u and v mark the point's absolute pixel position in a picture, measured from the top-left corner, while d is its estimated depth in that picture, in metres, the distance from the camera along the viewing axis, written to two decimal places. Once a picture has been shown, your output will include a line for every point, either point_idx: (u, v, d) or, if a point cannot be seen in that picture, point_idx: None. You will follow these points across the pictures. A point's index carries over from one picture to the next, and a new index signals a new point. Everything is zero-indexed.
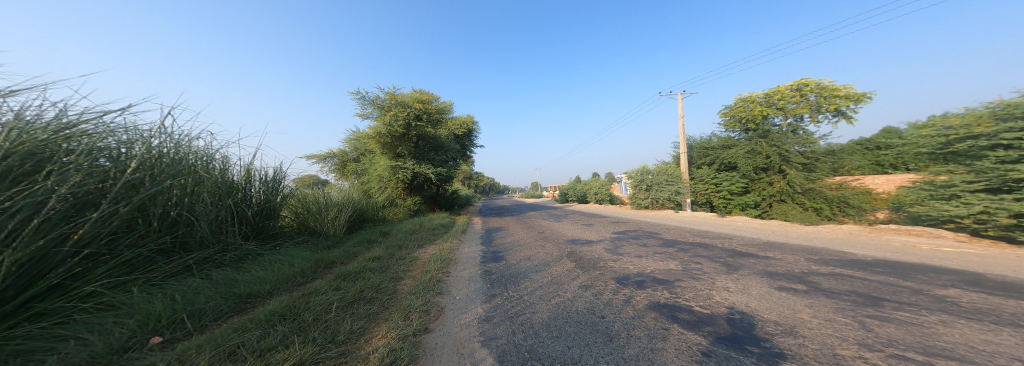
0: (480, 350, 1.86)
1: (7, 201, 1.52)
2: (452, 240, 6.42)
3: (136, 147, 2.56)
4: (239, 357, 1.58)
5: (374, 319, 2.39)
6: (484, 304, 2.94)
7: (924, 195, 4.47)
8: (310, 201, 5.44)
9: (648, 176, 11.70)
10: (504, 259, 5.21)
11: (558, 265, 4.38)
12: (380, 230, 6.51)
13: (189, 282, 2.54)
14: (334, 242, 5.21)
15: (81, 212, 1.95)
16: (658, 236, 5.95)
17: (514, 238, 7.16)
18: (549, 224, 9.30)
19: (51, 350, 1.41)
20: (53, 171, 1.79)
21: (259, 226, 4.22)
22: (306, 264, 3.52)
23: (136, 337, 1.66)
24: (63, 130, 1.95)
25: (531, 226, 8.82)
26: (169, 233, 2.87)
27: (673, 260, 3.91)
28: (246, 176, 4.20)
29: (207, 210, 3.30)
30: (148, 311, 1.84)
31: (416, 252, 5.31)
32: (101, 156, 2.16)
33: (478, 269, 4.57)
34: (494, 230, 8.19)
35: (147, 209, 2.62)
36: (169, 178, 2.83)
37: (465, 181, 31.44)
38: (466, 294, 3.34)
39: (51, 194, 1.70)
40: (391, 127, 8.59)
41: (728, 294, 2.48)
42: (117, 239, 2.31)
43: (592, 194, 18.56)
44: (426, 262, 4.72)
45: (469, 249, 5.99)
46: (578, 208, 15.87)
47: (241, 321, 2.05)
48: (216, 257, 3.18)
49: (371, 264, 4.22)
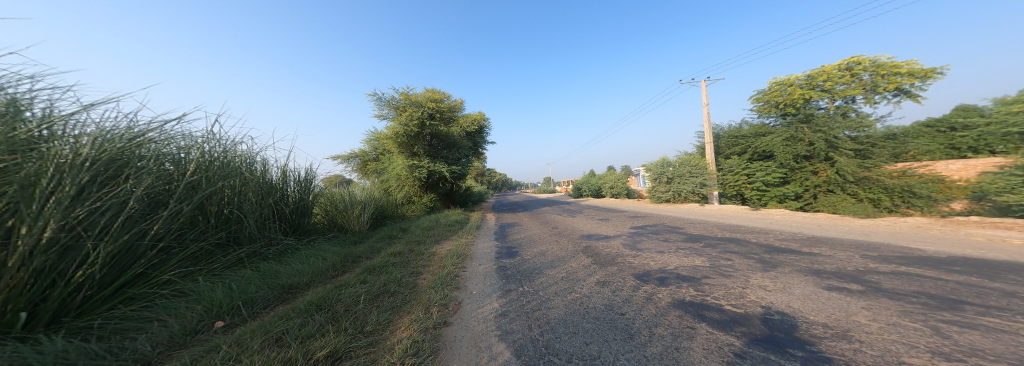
0: (497, 344, 1.92)
1: (97, 201, 1.73)
2: (467, 236, 6.56)
3: (192, 151, 2.84)
4: (284, 342, 1.72)
5: (397, 311, 2.52)
6: (499, 299, 3.01)
7: (1016, 181, 4.06)
8: (337, 200, 5.73)
9: (669, 168, 11.33)
10: (518, 254, 5.28)
11: (573, 260, 4.39)
12: (400, 227, 6.77)
13: (242, 273, 2.80)
14: (359, 238, 5.48)
15: (155, 210, 2.19)
16: (681, 231, 5.76)
17: (528, 234, 7.21)
18: (564, 220, 9.24)
19: (142, 330, 1.62)
20: (130, 175, 1.99)
21: (296, 222, 4.55)
22: (336, 258, 3.75)
23: (203, 320, 1.86)
24: (136, 138, 2.18)
25: (545, 221, 8.83)
26: (223, 228, 3.16)
27: (699, 257, 3.79)
28: (283, 177, 4.52)
29: (253, 208, 3.60)
30: (211, 298, 2.06)
31: (433, 247, 5.47)
32: (165, 161, 2.41)
33: (494, 264, 4.66)
34: (509, 225, 8.29)
35: (205, 207, 2.90)
36: (220, 180, 3.11)
37: (478, 177, 31.68)
38: (481, 289, 3.43)
39: (130, 195, 1.90)
40: (407, 127, 8.82)
41: (765, 293, 2.38)
42: (184, 233, 2.59)
43: (607, 189, 18.21)
44: (443, 257, 4.87)
45: (485, 245, 6.11)
46: (593, 203, 15.57)
47: (286, 310, 2.24)
48: (262, 250, 3.47)
49: (393, 259, 4.42)
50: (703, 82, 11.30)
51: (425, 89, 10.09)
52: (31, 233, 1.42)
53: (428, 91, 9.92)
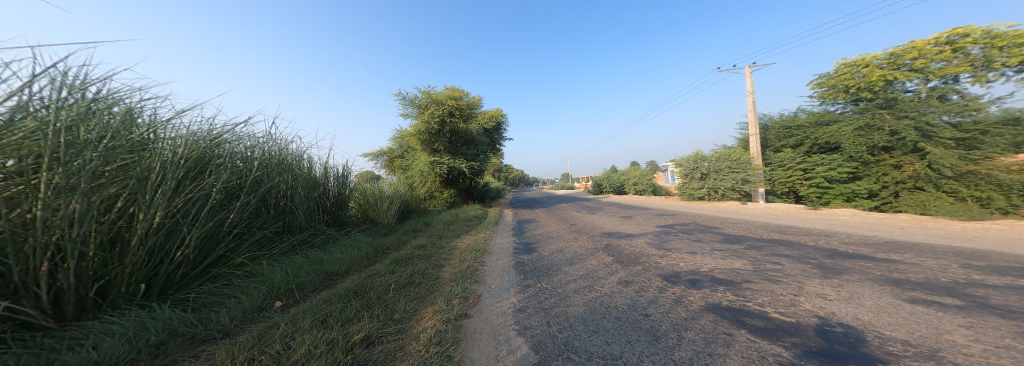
0: (515, 338, 1.98)
1: (190, 194, 2.16)
2: (485, 231, 6.70)
3: (256, 150, 3.27)
4: (329, 324, 1.91)
5: (422, 301, 2.67)
6: (518, 294, 3.07)
7: None
8: (367, 195, 6.10)
9: (705, 164, 10.77)
10: (536, 251, 5.31)
11: (593, 258, 4.35)
12: (423, 221, 7.04)
13: (294, 258, 3.14)
14: (388, 230, 5.82)
15: (229, 202, 2.63)
16: (716, 232, 5.46)
17: (546, 230, 7.20)
18: (584, 217, 9.10)
19: (221, 305, 1.97)
20: (210, 171, 2.42)
21: (336, 214, 5.00)
22: (369, 249, 4.03)
23: (266, 300, 2.15)
24: (216, 140, 2.61)
25: (563, 218, 8.76)
26: (279, 218, 3.61)
27: (739, 259, 3.55)
28: (324, 173, 4.98)
29: (302, 201, 4.04)
30: (272, 281, 2.35)
31: (453, 241, 5.67)
32: (237, 159, 2.86)
33: (511, 259, 4.73)
34: (527, 221, 8.36)
35: (266, 199, 3.36)
36: (279, 175, 3.57)
37: (495, 173, 31.92)
38: (500, 283, 3.51)
39: (211, 188, 2.32)
40: (428, 125, 9.12)
41: (824, 302, 2.10)
42: (251, 223, 3.04)
43: (631, 185, 17.61)
44: (462, 251, 5.03)
45: (502, 240, 6.24)
46: (614, 200, 15.19)
47: (330, 293, 2.50)
48: (310, 239, 3.90)
49: (418, 251, 4.66)
50: (746, 69, 10.41)
51: (445, 87, 10.34)
52: (145, 218, 1.81)
53: (447, 89, 10.16)
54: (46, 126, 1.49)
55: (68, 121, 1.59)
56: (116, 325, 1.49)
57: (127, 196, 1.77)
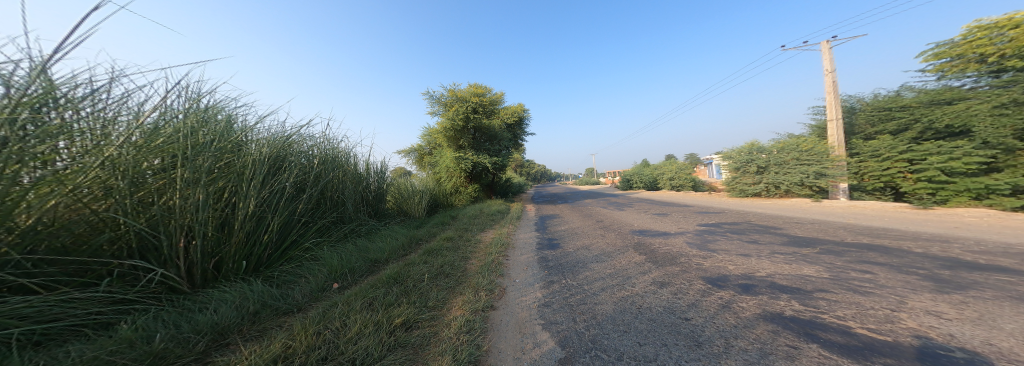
0: (541, 332, 2.05)
1: (275, 186, 2.91)
2: (508, 226, 6.81)
3: (310, 151, 4.11)
4: (375, 306, 2.22)
5: (452, 291, 2.88)
6: (542, 289, 3.14)
7: None
8: (401, 190, 6.57)
9: (765, 156, 9.69)
10: (561, 247, 5.31)
11: (623, 256, 4.22)
12: (450, 214, 7.36)
13: (346, 246, 3.83)
14: (420, 222, 6.23)
15: (295, 200, 3.39)
16: (776, 233, 4.88)
17: (571, 226, 7.14)
18: (612, 213, 8.79)
19: (294, 283, 2.54)
20: (281, 166, 3.18)
21: (376, 207, 5.68)
22: (404, 240, 4.61)
23: (326, 282, 2.65)
24: (284, 142, 3.39)
25: (589, 214, 8.58)
26: (333, 209, 4.42)
27: (808, 265, 3.10)
28: (368, 168, 5.70)
29: (349, 194, 4.81)
30: (332, 267, 2.86)
31: (478, 235, 5.87)
32: (298, 155, 3.64)
33: (535, 254, 4.80)
34: (550, 217, 8.31)
35: (323, 194, 4.16)
36: (330, 172, 4.35)
37: (518, 168, 31.90)
38: (524, 278, 3.61)
39: (283, 185, 3.01)
40: (454, 122, 9.40)
41: (934, 319, 1.68)
42: (313, 216, 3.83)
43: (666, 180, 16.54)
44: (487, 245, 5.21)
45: (526, 235, 6.32)
46: (646, 196, 14.45)
47: (375, 279, 2.89)
48: (356, 228, 4.65)
49: (446, 243, 4.95)
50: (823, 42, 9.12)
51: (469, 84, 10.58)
52: (244, 207, 2.43)
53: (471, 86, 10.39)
54: (176, 132, 2.13)
55: (195, 125, 2.29)
56: (228, 293, 2.04)
57: (230, 188, 2.45)
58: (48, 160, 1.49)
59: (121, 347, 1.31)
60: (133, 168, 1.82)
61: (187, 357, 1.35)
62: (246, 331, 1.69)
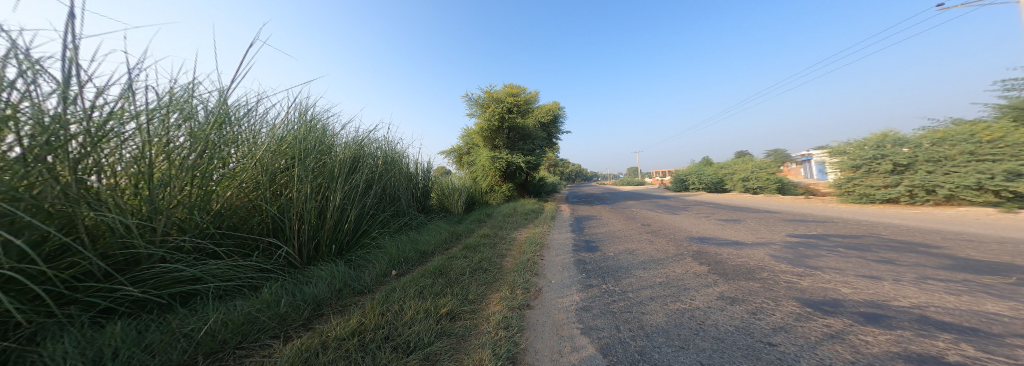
0: (579, 336, 2.07)
1: (353, 183, 3.64)
2: (543, 225, 6.76)
3: (377, 152, 4.88)
4: (425, 294, 2.60)
5: (490, 287, 3.13)
6: (580, 292, 3.14)
7: None
8: (443, 187, 7.08)
9: (908, 150, 6.82)
10: (599, 250, 5.10)
11: (677, 265, 3.83)
12: (486, 212, 7.61)
13: (399, 237, 4.45)
14: (460, 218, 6.64)
15: (366, 196, 4.11)
16: (925, 253, 3.68)
17: (611, 229, 6.74)
18: (663, 217, 7.98)
19: (364, 267, 3.09)
20: (357, 167, 3.96)
21: (424, 202, 6.30)
22: (448, 235, 5.10)
23: (387, 268, 3.18)
24: (357, 145, 4.16)
25: (633, 217, 7.95)
26: (392, 203, 5.09)
27: (990, 297, 2.21)
28: (417, 167, 6.25)
29: (403, 190, 5.49)
30: (391, 256, 3.42)
31: (513, 233, 5.98)
32: (368, 156, 4.40)
33: (572, 256, 4.74)
34: (587, 218, 7.99)
35: (387, 191, 4.91)
36: (391, 170, 5.08)
37: (552, 168, 31.04)
38: (560, 279, 3.64)
39: (357, 183, 3.73)
40: (490, 122, 9.67)
41: None
42: (379, 210, 4.56)
43: (737, 181, 14.25)
44: (522, 243, 5.34)
45: (561, 235, 6.22)
46: (710, 199, 12.70)
47: (423, 270, 3.31)
48: (408, 221, 5.29)
49: (483, 240, 5.23)
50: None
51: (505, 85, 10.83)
52: (332, 201, 3.11)
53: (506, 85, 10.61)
54: (290, 139, 2.89)
55: (305, 135, 3.05)
56: (322, 270, 2.66)
57: (324, 183, 3.15)
58: (220, 160, 2.23)
59: (262, 307, 1.86)
60: (266, 168, 2.55)
61: (299, 321, 1.84)
62: (334, 305, 2.19)
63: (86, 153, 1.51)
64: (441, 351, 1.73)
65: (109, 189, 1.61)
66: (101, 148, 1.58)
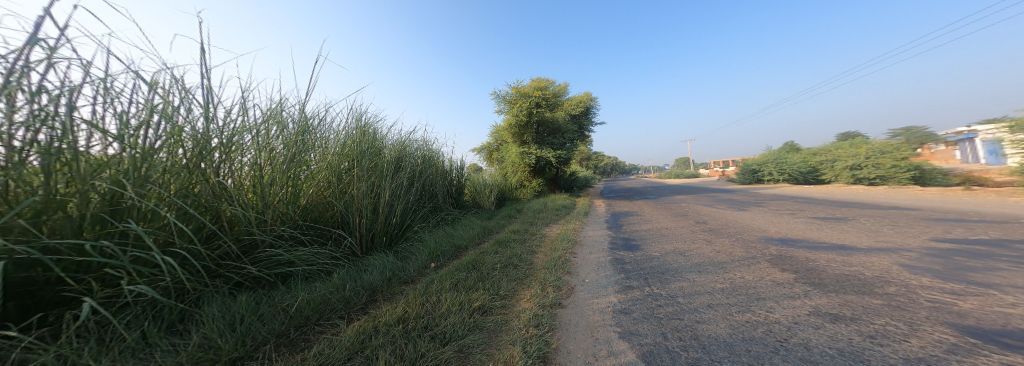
0: (617, 341, 1.93)
1: (399, 182, 4.09)
2: (575, 221, 6.47)
3: (418, 152, 5.32)
4: (461, 286, 2.77)
5: (521, 283, 3.15)
6: (618, 293, 2.94)
7: None
8: (475, 184, 7.34)
9: None
10: (641, 249, 4.65)
11: (744, 270, 3.24)
12: (515, 208, 7.61)
13: (437, 230, 4.80)
14: (492, 214, 6.81)
15: (410, 193, 4.54)
16: None
17: (656, 226, 6.08)
18: (727, 214, 6.86)
19: (409, 258, 3.44)
20: (403, 166, 4.42)
21: (459, 198, 6.63)
22: (480, 230, 5.30)
23: (428, 260, 3.46)
24: (400, 147, 4.61)
25: (684, 214, 7.03)
26: (430, 200, 5.48)
27: None
28: (451, 165, 6.57)
29: (440, 186, 5.87)
30: (432, 249, 3.73)
31: (543, 229, 5.85)
32: (410, 157, 4.83)
33: (608, 255, 4.44)
34: (625, 214, 7.39)
35: (426, 188, 5.32)
36: (429, 169, 5.48)
37: (585, 161, 29.26)
38: (595, 279, 3.45)
39: (402, 182, 4.15)
40: (517, 118, 9.57)
41: None
42: (420, 206, 5.00)
43: (839, 170, 11.39)
44: (553, 240, 5.20)
45: (595, 232, 5.87)
46: (797, 193, 10.43)
47: (457, 263, 3.50)
48: (444, 216, 5.64)
49: (514, 235, 5.26)
50: None
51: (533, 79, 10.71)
52: (384, 198, 3.54)
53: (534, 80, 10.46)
54: (348, 146, 3.39)
55: (360, 141, 3.52)
56: (375, 260, 3.06)
57: (378, 183, 3.59)
58: (303, 165, 2.82)
59: (332, 290, 2.25)
60: (333, 172, 3.12)
61: (358, 305, 2.17)
62: (385, 292, 2.50)
63: (224, 159, 2.20)
64: (474, 345, 1.82)
65: (238, 189, 2.21)
66: (230, 157, 2.23)
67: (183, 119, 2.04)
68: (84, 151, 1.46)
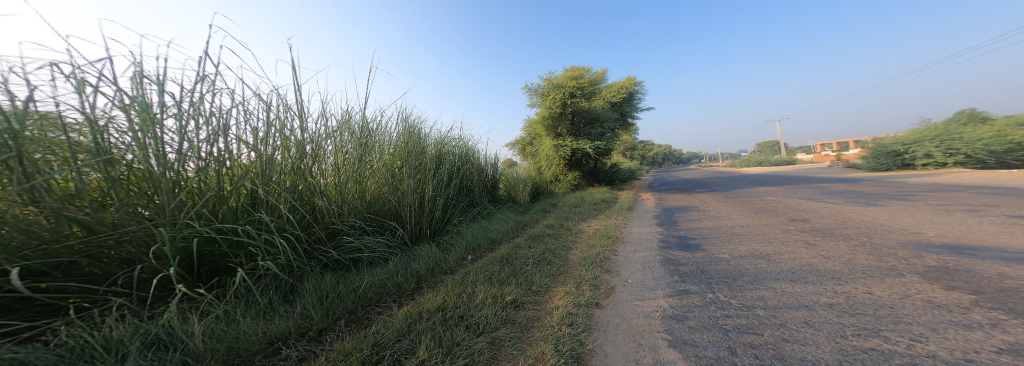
0: (666, 350, 1.54)
1: (442, 176, 4.27)
2: (618, 217, 5.80)
3: (458, 148, 5.51)
4: (499, 280, 2.69)
5: (555, 279, 2.91)
6: (670, 298, 2.44)
7: None
8: (509, 179, 7.32)
9: None
10: (702, 249, 3.83)
11: (870, 283, 2.30)
12: (551, 202, 7.28)
13: (475, 223, 4.87)
14: (526, 208, 6.64)
15: (449, 188, 4.70)
16: None
17: (727, 223, 4.97)
18: (842, 209, 5.15)
19: (449, 249, 3.55)
20: (443, 161, 4.62)
21: (494, 193, 6.66)
22: (514, 225, 5.19)
23: (466, 253, 3.50)
24: (442, 144, 4.84)
25: (771, 209, 5.59)
26: (467, 194, 5.62)
27: None
28: (487, 160, 6.62)
29: (477, 181, 5.96)
30: (471, 243, 3.76)
31: (580, 224, 5.40)
32: (449, 152, 5.04)
33: (658, 254, 3.79)
34: (686, 208, 6.29)
35: (464, 183, 5.45)
36: (468, 165, 5.63)
37: (633, 152, 26.55)
38: (640, 279, 2.97)
39: (442, 177, 4.31)
40: (551, 110, 9.08)
41: None
42: (459, 200, 5.15)
43: None
44: (591, 236, 4.74)
45: (644, 228, 5.13)
46: (979, 181, 7.16)
47: (491, 257, 3.43)
48: (480, 210, 5.72)
49: (547, 230, 4.99)
50: None
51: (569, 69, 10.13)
52: (428, 192, 3.72)
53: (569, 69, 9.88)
54: (398, 143, 3.66)
55: (408, 141, 3.72)
56: (424, 251, 3.20)
57: (425, 179, 3.78)
58: (367, 164, 3.12)
59: (388, 276, 2.40)
60: (388, 167, 3.38)
61: (407, 290, 2.26)
62: (429, 281, 2.57)
63: (313, 158, 2.57)
64: (505, 338, 1.68)
65: (319, 184, 2.54)
66: (318, 157, 2.60)
67: (293, 132, 2.47)
68: (237, 158, 1.94)
